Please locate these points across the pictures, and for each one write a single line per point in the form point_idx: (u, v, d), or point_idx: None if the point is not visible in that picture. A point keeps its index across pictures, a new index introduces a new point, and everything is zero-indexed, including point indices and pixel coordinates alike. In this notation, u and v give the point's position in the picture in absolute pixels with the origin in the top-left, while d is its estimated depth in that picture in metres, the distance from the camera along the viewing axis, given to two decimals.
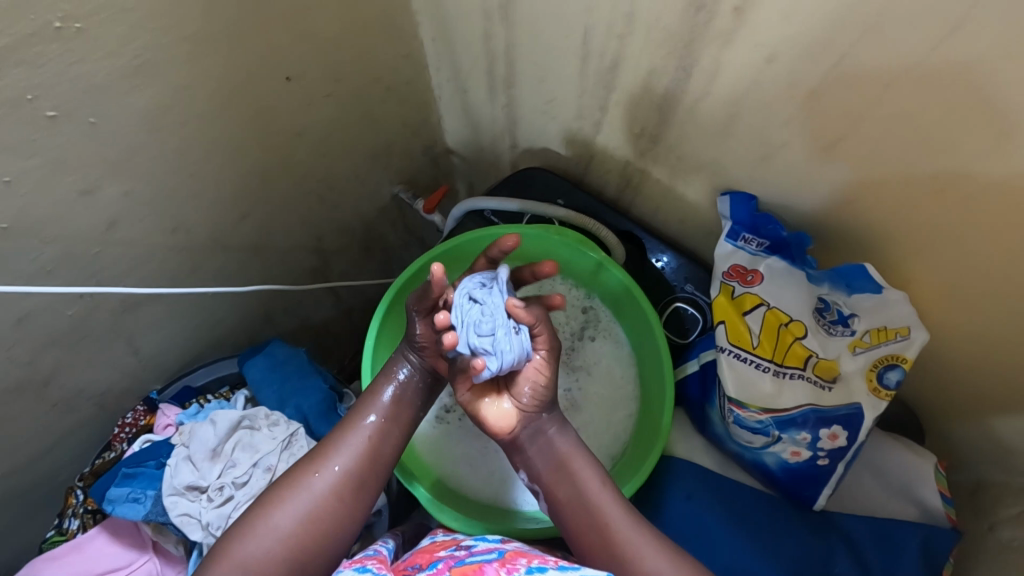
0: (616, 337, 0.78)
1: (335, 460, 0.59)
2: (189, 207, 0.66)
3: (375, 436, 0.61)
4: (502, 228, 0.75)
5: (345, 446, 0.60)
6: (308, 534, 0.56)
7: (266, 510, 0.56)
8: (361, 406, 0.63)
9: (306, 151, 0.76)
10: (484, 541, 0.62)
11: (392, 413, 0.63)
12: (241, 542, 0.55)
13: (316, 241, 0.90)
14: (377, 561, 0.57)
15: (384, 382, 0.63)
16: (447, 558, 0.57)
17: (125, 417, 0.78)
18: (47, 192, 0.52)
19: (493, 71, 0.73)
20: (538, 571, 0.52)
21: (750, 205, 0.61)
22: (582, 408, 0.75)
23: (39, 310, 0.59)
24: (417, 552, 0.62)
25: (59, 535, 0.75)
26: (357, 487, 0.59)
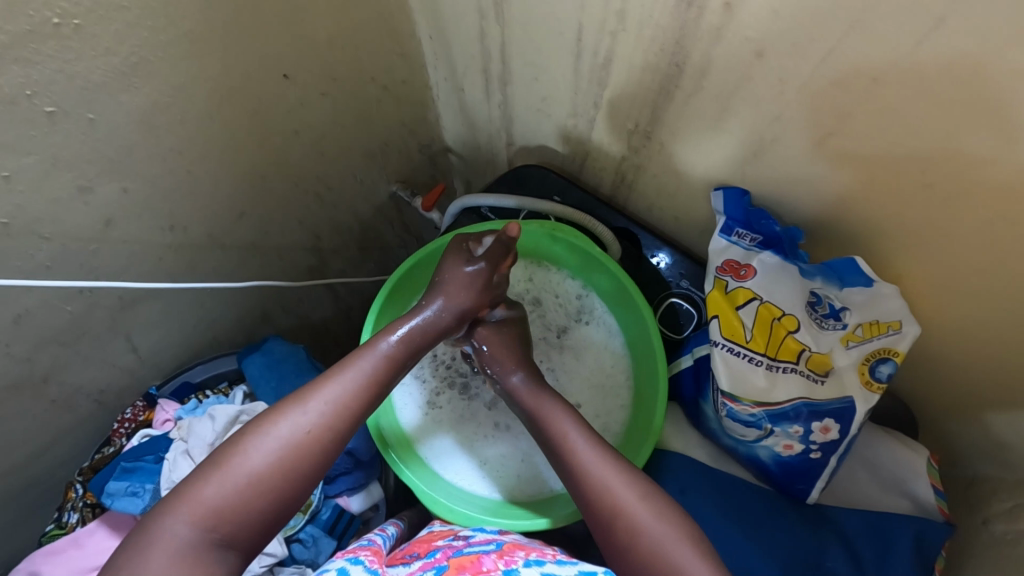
0: (609, 325, 0.78)
1: (320, 409, 0.58)
2: (186, 205, 0.67)
3: (361, 390, 0.61)
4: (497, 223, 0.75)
5: (331, 398, 0.59)
6: (281, 483, 0.55)
7: (241, 452, 0.54)
8: (355, 355, 0.63)
9: (303, 150, 0.77)
10: (481, 532, 0.63)
11: (380, 371, 0.63)
12: (210, 484, 0.52)
13: (313, 240, 0.91)
14: (370, 552, 0.57)
15: (382, 336, 0.65)
16: (445, 547, 0.58)
17: (123, 413, 0.80)
18: (45, 189, 0.53)
19: (488, 69, 0.73)
20: (535, 564, 0.53)
21: (742, 201, 0.61)
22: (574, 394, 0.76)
23: (39, 305, 0.60)
24: (415, 542, 0.62)
25: (58, 528, 0.75)
26: (335, 442, 0.58)
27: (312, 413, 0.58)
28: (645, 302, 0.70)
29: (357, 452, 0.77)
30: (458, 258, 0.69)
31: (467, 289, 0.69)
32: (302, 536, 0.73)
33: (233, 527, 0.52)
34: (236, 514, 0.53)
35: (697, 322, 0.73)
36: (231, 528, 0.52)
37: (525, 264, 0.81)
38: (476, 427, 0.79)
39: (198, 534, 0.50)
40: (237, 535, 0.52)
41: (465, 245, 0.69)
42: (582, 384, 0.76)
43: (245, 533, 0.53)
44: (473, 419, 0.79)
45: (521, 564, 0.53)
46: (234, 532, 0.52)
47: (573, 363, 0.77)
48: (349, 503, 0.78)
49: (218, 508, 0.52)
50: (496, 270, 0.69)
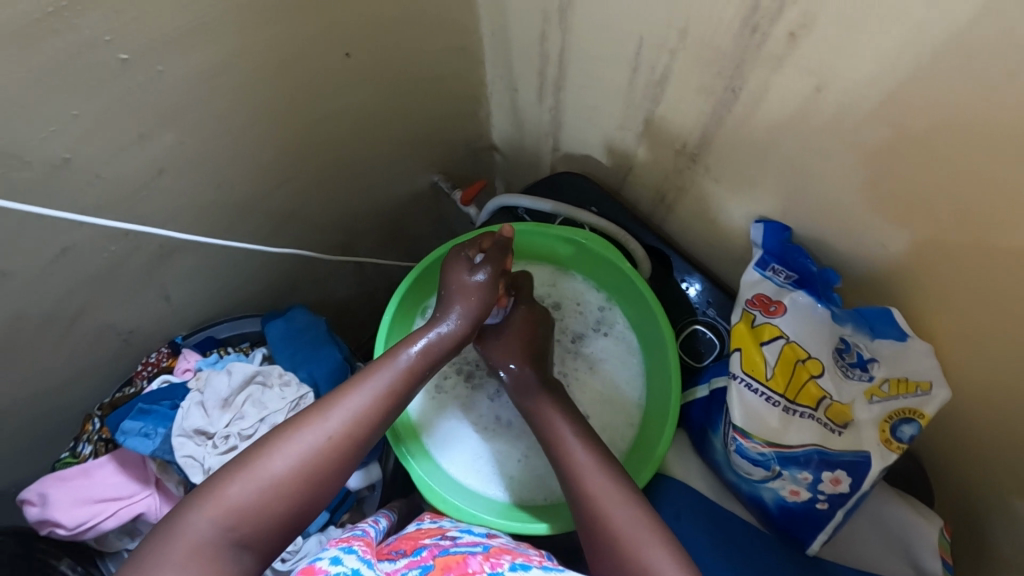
0: (629, 341, 0.76)
1: (341, 417, 0.60)
2: (235, 166, 0.70)
3: (381, 399, 0.62)
4: (535, 226, 0.75)
5: (352, 406, 0.61)
6: (302, 485, 0.56)
7: (264, 455, 0.56)
8: (376, 366, 0.64)
9: (352, 129, 0.79)
10: (468, 534, 0.63)
11: (398, 382, 0.64)
12: (232, 483, 0.54)
13: (349, 217, 0.93)
14: (364, 543, 0.57)
15: (401, 347, 0.66)
16: (432, 546, 0.59)
17: (149, 356, 0.82)
18: (108, 132, 0.56)
19: (544, 72, 0.73)
20: (521, 568, 0.53)
21: (782, 236, 0.60)
22: (581, 403, 0.74)
23: (86, 241, 0.63)
24: (401, 538, 0.63)
25: (71, 457, 0.77)
26: (354, 449, 0.59)
27: (334, 421, 0.59)
28: (665, 319, 0.69)
29: None
30: (460, 267, 0.71)
31: (474, 296, 0.70)
32: None
33: (252, 528, 0.53)
34: (258, 516, 0.54)
35: (711, 344, 0.71)
36: (251, 529, 0.53)
37: (552, 270, 0.81)
38: (480, 420, 0.78)
39: (219, 533, 0.52)
40: (256, 536, 0.53)
41: (463, 254, 0.71)
42: (592, 395, 0.75)
43: (264, 534, 0.54)
44: (478, 413, 0.79)
45: (507, 568, 0.53)
46: (254, 533, 0.53)
47: (586, 373, 0.76)
48: (346, 481, 0.78)
49: (241, 508, 0.53)
50: (498, 271, 0.70)
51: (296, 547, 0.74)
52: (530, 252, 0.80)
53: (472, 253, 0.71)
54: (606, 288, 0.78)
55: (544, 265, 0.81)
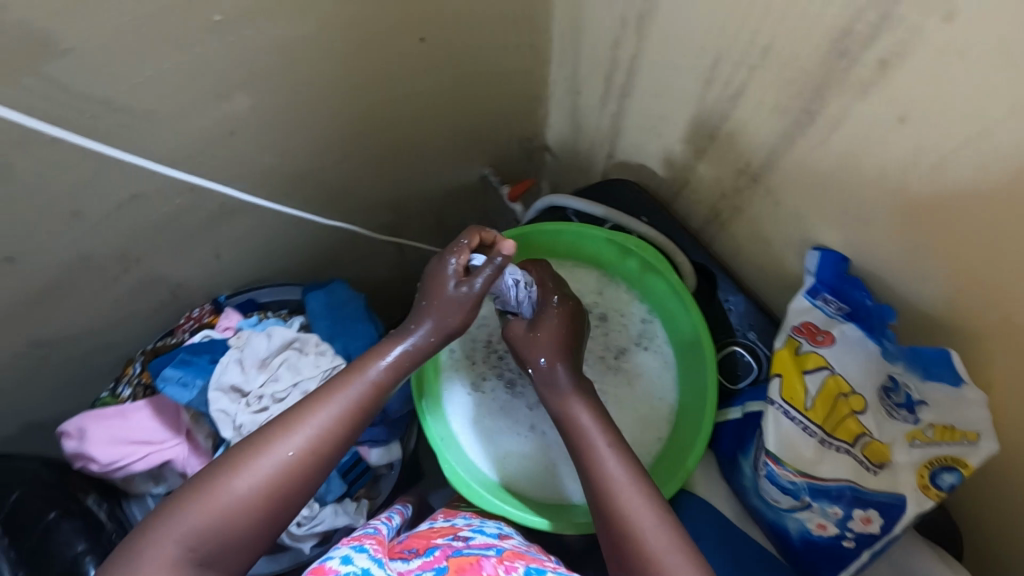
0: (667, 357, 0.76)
1: (303, 437, 0.59)
2: (301, 135, 0.72)
3: (346, 415, 0.61)
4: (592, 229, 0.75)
5: (315, 424, 0.60)
6: (265, 505, 0.56)
7: (224, 477, 0.55)
8: (337, 384, 0.63)
9: (415, 113, 0.81)
10: (480, 534, 0.64)
11: (365, 397, 0.63)
12: (194, 506, 0.54)
13: (399, 200, 0.94)
14: (375, 542, 0.58)
15: (367, 363, 0.65)
16: (444, 547, 0.59)
17: (193, 311, 0.86)
18: (191, 88, 0.58)
19: (612, 77, 0.74)
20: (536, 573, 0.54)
21: (838, 266, 0.59)
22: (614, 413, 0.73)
23: (154, 189, 0.66)
24: (413, 537, 0.63)
25: (110, 398, 0.80)
26: (319, 465, 0.59)
27: (297, 440, 0.58)
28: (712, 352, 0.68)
29: (389, 408, 0.80)
30: (444, 277, 0.67)
31: (457, 307, 0.67)
32: None
33: (214, 551, 0.53)
34: (219, 538, 0.54)
35: (746, 365, 0.71)
36: (212, 549, 0.53)
37: (599, 277, 0.80)
38: (510, 417, 0.79)
39: (179, 557, 0.52)
40: (218, 558, 0.54)
41: (449, 262, 0.67)
42: (625, 406, 0.74)
43: (226, 554, 0.54)
44: (510, 409, 0.79)
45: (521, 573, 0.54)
46: (216, 555, 0.54)
47: (621, 384, 0.75)
48: (368, 454, 0.80)
49: (203, 531, 0.53)
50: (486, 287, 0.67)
51: (312, 512, 0.75)
52: (580, 255, 0.80)
53: (453, 258, 0.67)
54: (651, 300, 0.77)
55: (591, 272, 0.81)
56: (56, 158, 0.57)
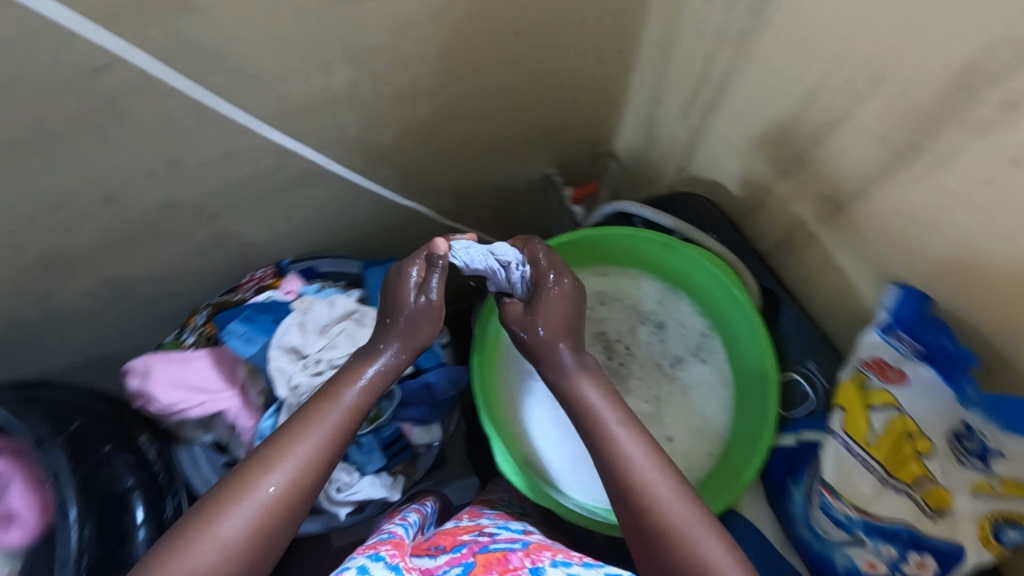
0: (724, 373, 0.73)
1: (286, 470, 0.58)
2: (389, 114, 0.74)
3: (327, 444, 0.61)
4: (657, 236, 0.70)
5: (296, 455, 0.59)
6: (257, 542, 0.55)
7: (209, 523, 0.54)
8: (310, 414, 0.62)
9: (495, 105, 0.82)
10: (507, 529, 0.64)
11: (344, 423, 0.62)
12: (183, 555, 0.52)
13: (463, 188, 0.96)
14: (389, 549, 0.57)
15: (344, 387, 0.64)
16: (471, 544, 0.60)
17: (257, 273, 0.89)
18: (302, 57, 0.61)
19: (699, 91, 0.74)
20: (562, 565, 0.54)
21: (919, 306, 0.56)
22: (665, 423, 0.72)
23: (247, 147, 0.69)
24: (441, 534, 0.65)
25: (174, 342, 0.84)
26: (304, 496, 0.58)
27: (280, 474, 0.57)
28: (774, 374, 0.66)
29: (436, 389, 0.81)
30: (402, 290, 0.67)
31: (423, 317, 0.67)
32: (361, 440, 0.78)
33: None
34: None
35: (805, 394, 0.71)
36: None
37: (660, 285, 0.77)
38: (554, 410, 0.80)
39: None
40: None
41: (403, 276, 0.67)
42: (675, 417, 0.72)
43: None
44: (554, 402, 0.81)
45: (547, 564, 0.54)
46: None
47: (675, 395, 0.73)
48: (410, 432, 0.81)
49: None
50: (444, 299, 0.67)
51: (352, 480, 0.77)
52: (643, 260, 0.75)
53: (415, 270, 0.67)
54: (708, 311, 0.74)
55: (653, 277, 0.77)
56: (167, 107, 0.61)
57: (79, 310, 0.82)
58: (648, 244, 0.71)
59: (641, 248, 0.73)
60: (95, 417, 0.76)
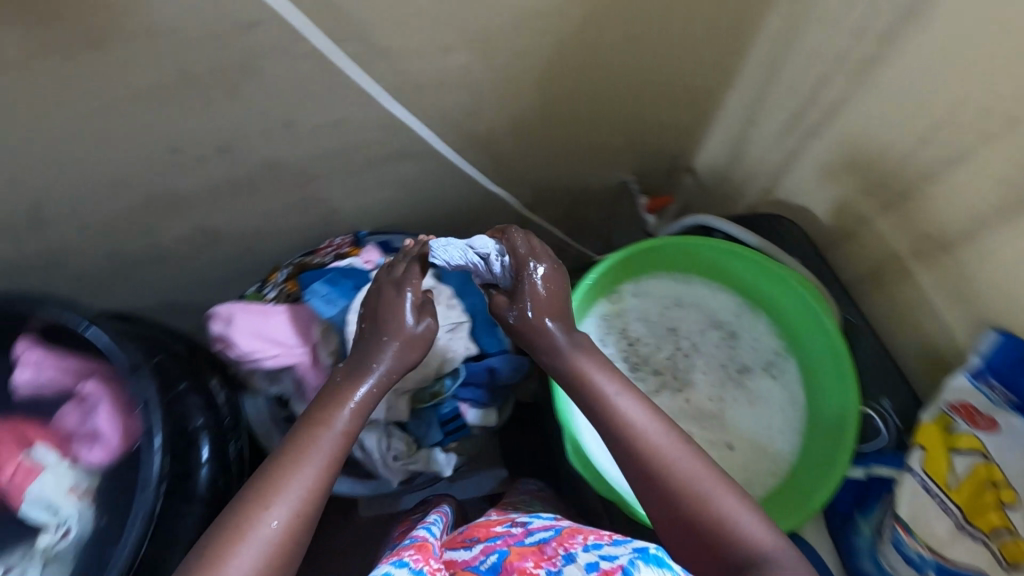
0: (794, 395, 0.72)
1: (287, 502, 0.53)
2: (492, 99, 0.76)
3: (325, 470, 0.56)
4: (750, 253, 0.68)
5: (296, 486, 0.54)
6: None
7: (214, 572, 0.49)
8: (298, 442, 0.57)
9: (590, 104, 0.84)
10: (538, 518, 0.66)
11: (339, 448, 0.58)
12: None
13: (541, 183, 0.98)
14: (414, 553, 0.58)
15: (334, 412, 0.59)
16: (505, 535, 0.62)
17: (336, 241, 0.92)
18: (430, 34, 0.64)
19: (802, 114, 0.75)
20: (593, 548, 0.54)
21: (1017, 356, 0.55)
22: (729, 434, 0.71)
23: (357, 116, 0.72)
24: (475, 526, 0.68)
25: (254, 295, 0.88)
26: (307, 525, 0.54)
27: (281, 509, 0.53)
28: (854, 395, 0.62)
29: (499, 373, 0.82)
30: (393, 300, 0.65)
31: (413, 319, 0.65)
32: (420, 414, 0.81)
33: None
34: None
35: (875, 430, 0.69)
36: None
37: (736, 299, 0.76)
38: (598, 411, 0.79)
39: None
40: None
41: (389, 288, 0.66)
42: (744, 434, 0.71)
43: None
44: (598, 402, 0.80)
45: (579, 549, 0.54)
46: None
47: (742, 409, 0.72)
48: (467, 413, 0.83)
49: None
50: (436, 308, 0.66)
51: (409, 450, 0.80)
52: (724, 273, 0.74)
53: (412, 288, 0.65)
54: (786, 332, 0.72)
55: (729, 290, 0.76)
56: (298, 73, 0.64)
57: (174, 253, 0.87)
58: (735, 257, 0.70)
59: (726, 262, 0.72)
60: (171, 353, 0.79)
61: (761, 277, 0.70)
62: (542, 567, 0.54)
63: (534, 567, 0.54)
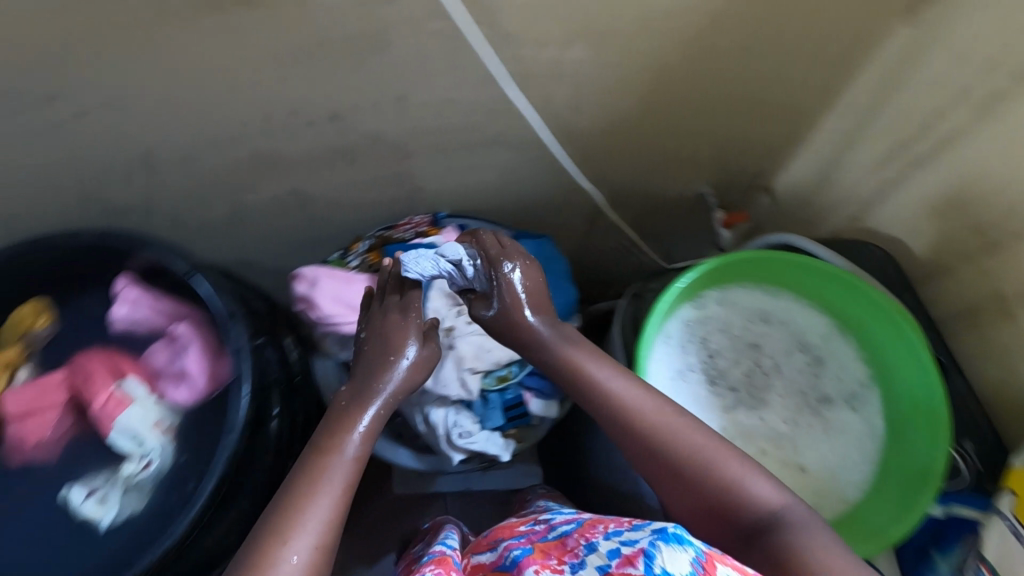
0: (874, 427, 0.71)
1: (309, 530, 0.53)
2: (596, 97, 0.78)
3: (341, 498, 0.57)
4: (851, 277, 0.68)
5: (317, 515, 0.54)
6: None
7: None
8: (311, 470, 0.58)
9: (686, 112, 0.84)
10: (559, 515, 0.67)
11: (352, 475, 0.59)
12: None
13: (619, 186, 0.98)
14: (436, 567, 0.60)
15: (343, 441, 0.61)
16: (528, 533, 0.63)
17: (416, 219, 0.93)
18: (558, 27, 0.65)
19: (908, 144, 0.74)
20: (614, 535, 0.52)
21: None
22: (801, 456, 0.71)
23: (467, 97, 0.74)
24: (499, 528, 0.69)
25: (337, 262, 0.90)
26: (328, 554, 0.54)
27: (302, 539, 0.53)
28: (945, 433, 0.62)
29: None
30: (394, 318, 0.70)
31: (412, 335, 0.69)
32: (487, 396, 0.82)
33: None
34: None
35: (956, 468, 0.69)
36: None
37: (825, 323, 0.75)
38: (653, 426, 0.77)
39: None
40: None
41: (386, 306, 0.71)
42: (817, 454, 0.71)
43: None
44: None
45: (600, 538, 0.53)
46: None
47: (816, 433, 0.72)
48: (529, 402, 0.83)
49: None
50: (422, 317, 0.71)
51: (473, 429, 0.79)
52: (814, 295, 0.74)
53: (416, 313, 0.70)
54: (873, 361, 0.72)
55: (819, 314, 0.75)
56: (426, 50, 0.66)
57: (261, 213, 0.89)
58: (832, 281, 0.70)
59: (818, 285, 0.72)
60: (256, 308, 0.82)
61: (855, 303, 0.70)
62: (565, 562, 0.53)
63: (557, 563, 0.53)
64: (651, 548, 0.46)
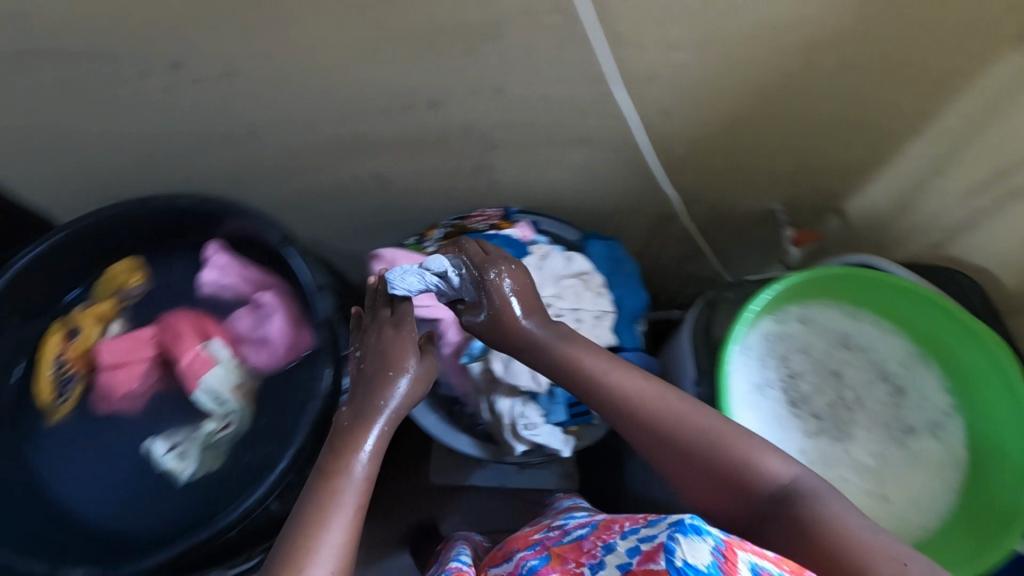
0: (957, 456, 0.70)
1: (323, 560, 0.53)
2: (687, 106, 0.78)
3: (352, 520, 0.56)
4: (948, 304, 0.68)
5: (331, 542, 0.54)
6: None
7: None
8: (319, 496, 0.57)
9: (772, 128, 0.84)
10: (573, 518, 0.68)
11: (362, 495, 0.58)
12: None
13: (689, 195, 0.98)
14: None
15: (349, 462, 0.59)
16: (544, 541, 0.64)
17: (488, 212, 0.93)
18: (666, 34, 0.66)
19: (1005, 174, 0.73)
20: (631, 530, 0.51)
21: None
22: (882, 481, 0.70)
23: (561, 95, 0.75)
24: (513, 538, 0.69)
25: (415, 246, 0.90)
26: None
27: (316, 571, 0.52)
28: None
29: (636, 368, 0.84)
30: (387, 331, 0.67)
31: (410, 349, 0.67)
32: (554, 391, 0.82)
33: None
34: None
35: None
36: None
37: (907, 348, 0.75)
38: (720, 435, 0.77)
39: None
40: None
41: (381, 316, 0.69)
42: (897, 480, 0.70)
43: None
44: None
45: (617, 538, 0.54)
46: None
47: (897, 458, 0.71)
48: None
49: None
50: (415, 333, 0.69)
51: (537, 421, 0.80)
52: (900, 319, 0.74)
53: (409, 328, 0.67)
54: (959, 388, 0.71)
55: (902, 338, 0.75)
56: (530, 45, 0.68)
57: (339, 192, 0.92)
58: (924, 306, 0.70)
59: (905, 310, 0.72)
60: (338, 282, 0.84)
61: (946, 331, 0.70)
62: (583, 565, 0.55)
63: (576, 567, 0.55)
64: (668, 541, 0.43)
